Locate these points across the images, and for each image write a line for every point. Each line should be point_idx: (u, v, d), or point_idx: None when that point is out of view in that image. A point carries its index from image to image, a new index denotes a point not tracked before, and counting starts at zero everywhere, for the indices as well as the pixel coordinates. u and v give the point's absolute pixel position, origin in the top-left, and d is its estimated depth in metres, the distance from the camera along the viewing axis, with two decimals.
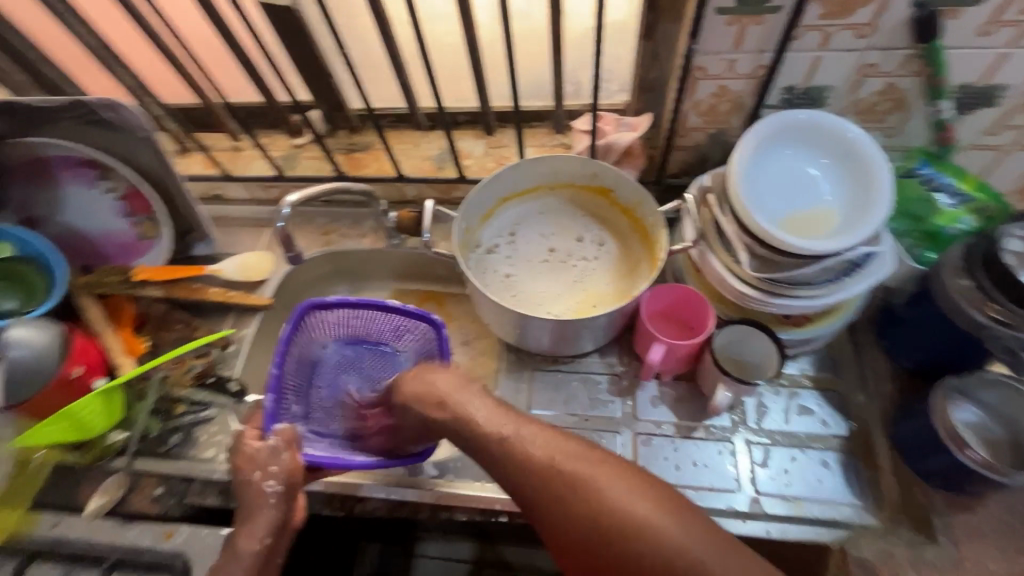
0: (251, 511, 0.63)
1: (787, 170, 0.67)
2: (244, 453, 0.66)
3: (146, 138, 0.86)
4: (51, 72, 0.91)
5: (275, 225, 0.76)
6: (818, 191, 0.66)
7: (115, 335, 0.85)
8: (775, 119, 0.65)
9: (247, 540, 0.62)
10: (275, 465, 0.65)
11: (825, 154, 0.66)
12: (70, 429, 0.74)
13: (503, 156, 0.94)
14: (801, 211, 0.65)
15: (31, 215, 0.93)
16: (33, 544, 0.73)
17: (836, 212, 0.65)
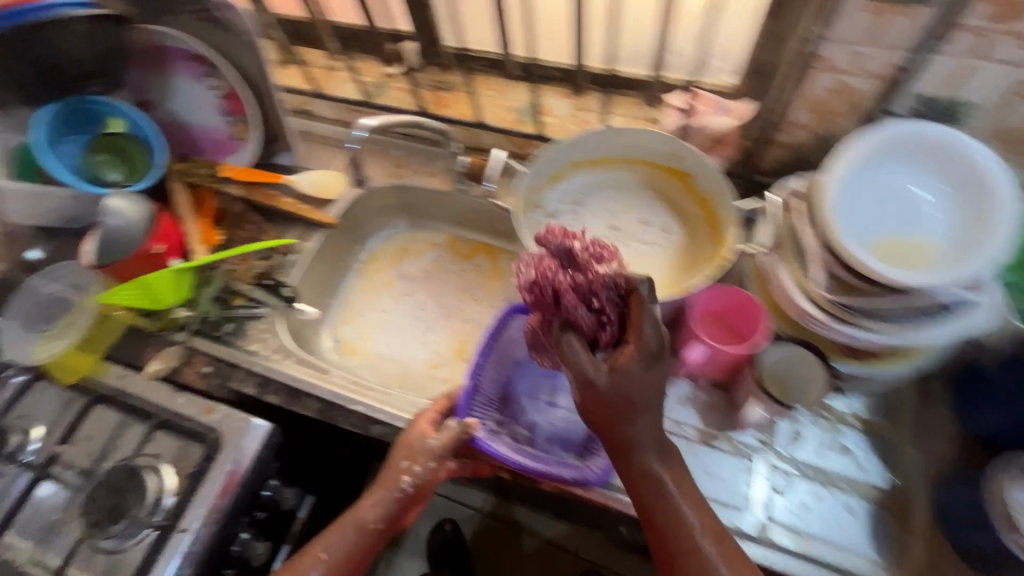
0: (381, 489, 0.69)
1: (896, 189, 0.60)
2: (408, 439, 0.70)
3: (250, 44, 0.89)
4: None
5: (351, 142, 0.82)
6: (924, 217, 0.59)
7: (196, 223, 0.93)
8: (886, 129, 0.59)
9: (367, 512, 0.67)
10: (420, 465, 0.69)
11: (940, 177, 0.60)
12: (143, 296, 0.82)
13: (587, 120, 0.91)
14: (898, 236, 0.59)
15: (144, 98, 1.01)
16: (102, 388, 0.85)
17: (938, 245, 0.58)
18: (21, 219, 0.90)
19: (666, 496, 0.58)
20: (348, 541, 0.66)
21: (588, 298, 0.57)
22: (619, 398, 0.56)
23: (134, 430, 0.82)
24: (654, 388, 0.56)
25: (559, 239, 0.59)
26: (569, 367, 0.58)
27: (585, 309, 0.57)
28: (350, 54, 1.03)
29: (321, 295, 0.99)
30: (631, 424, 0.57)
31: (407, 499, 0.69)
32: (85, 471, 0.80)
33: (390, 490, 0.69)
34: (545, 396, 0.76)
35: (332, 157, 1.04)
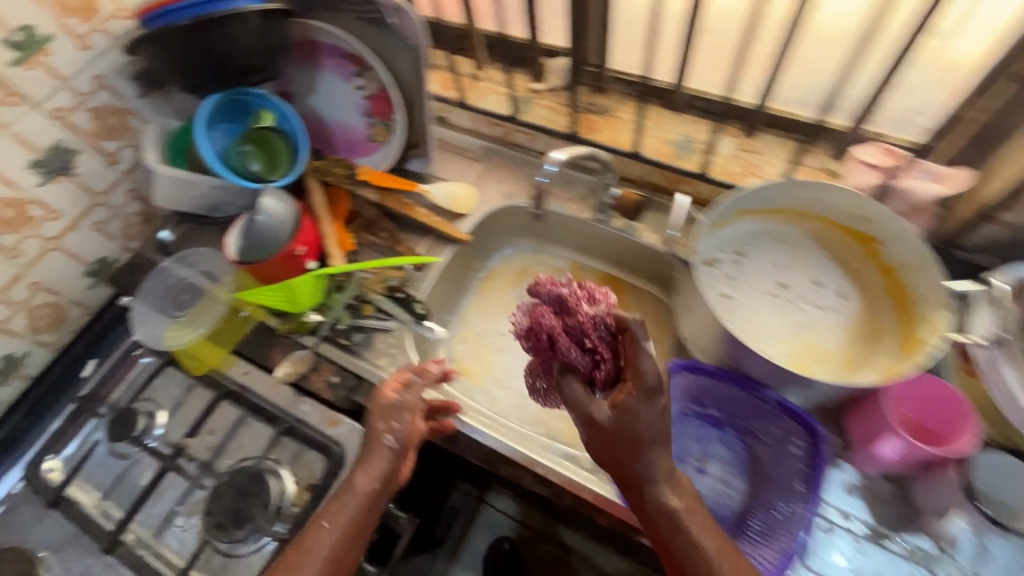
0: (366, 454, 0.67)
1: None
2: (381, 404, 0.69)
3: (412, 49, 0.86)
4: None
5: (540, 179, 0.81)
6: None
7: (331, 225, 0.91)
8: None
9: (361, 479, 0.65)
10: (397, 423, 0.68)
11: None
12: (285, 299, 0.82)
13: (752, 164, 0.85)
14: None
15: (287, 89, 1.01)
16: (228, 383, 0.84)
17: None
18: (167, 203, 0.91)
19: (682, 527, 0.58)
20: (353, 511, 0.63)
21: (581, 339, 0.59)
22: (628, 436, 0.56)
23: (257, 432, 0.81)
24: (656, 422, 0.57)
25: (548, 288, 0.61)
26: (574, 409, 0.60)
27: (580, 351, 0.59)
28: (493, 65, 1.00)
29: (442, 310, 0.96)
30: (645, 457, 0.58)
31: (397, 457, 0.67)
32: (206, 463, 0.80)
33: (378, 455, 0.66)
34: (693, 462, 0.71)
35: (466, 169, 1.01)
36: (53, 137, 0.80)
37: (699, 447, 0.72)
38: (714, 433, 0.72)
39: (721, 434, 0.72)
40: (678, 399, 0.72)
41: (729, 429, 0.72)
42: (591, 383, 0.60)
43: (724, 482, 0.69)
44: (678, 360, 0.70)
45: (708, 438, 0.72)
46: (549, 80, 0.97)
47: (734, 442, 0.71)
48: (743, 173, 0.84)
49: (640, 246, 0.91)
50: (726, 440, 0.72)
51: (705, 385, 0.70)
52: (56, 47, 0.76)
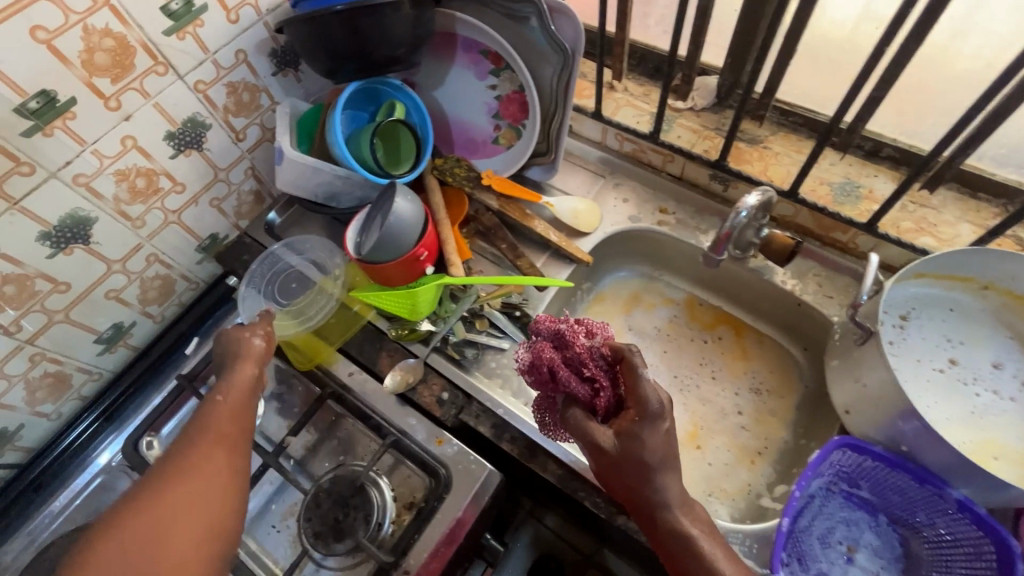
0: (233, 354, 0.65)
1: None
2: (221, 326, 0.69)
3: (565, 55, 0.81)
4: None
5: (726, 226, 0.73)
6: None
7: (450, 230, 0.86)
8: None
9: (244, 370, 0.63)
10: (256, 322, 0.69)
11: None
12: (405, 306, 0.79)
13: (926, 220, 0.76)
14: None
15: (413, 80, 0.96)
16: (332, 383, 0.80)
17: None
18: (285, 187, 0.86)
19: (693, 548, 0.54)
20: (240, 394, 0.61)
21: (580, 369, 0.60)
22: (628, 455, 0.55)
23: (361, 434, 0.79)
24: (664, 445, 0.55)
25: (547, 326, 0.63)
26: (580, 438, 0.58)
27: (580, 380, 0.60)
28: (631, 76, 0.97)
29: None
30: (655, 481, 0.55)
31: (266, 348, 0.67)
32: (301, 461, 0.79)
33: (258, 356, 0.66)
34: (839, 547, 0.64)
35: (589, 185, 0.96)
36: (190, 109, 0.77)
37: (847, 531, 0.65)
38: (863, 517, 0.66)
39: (873, 521, 0.66)
40: (832, 476, 0.65)
41: (880, 516, 0.66)
42: (594, 412, 0.59)
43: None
44: (839, 435, 0.63)
45: (856, 522, 0.66)
46: (694, 99, 0.91)
47: (884, 531, 0.65)
48: (917, 230, 0.75)
49: (779, 291, 0.83)
50: (878, 527, 0.66)
51: (872, 469, 0.63)
52: (208, 18, 0.72)
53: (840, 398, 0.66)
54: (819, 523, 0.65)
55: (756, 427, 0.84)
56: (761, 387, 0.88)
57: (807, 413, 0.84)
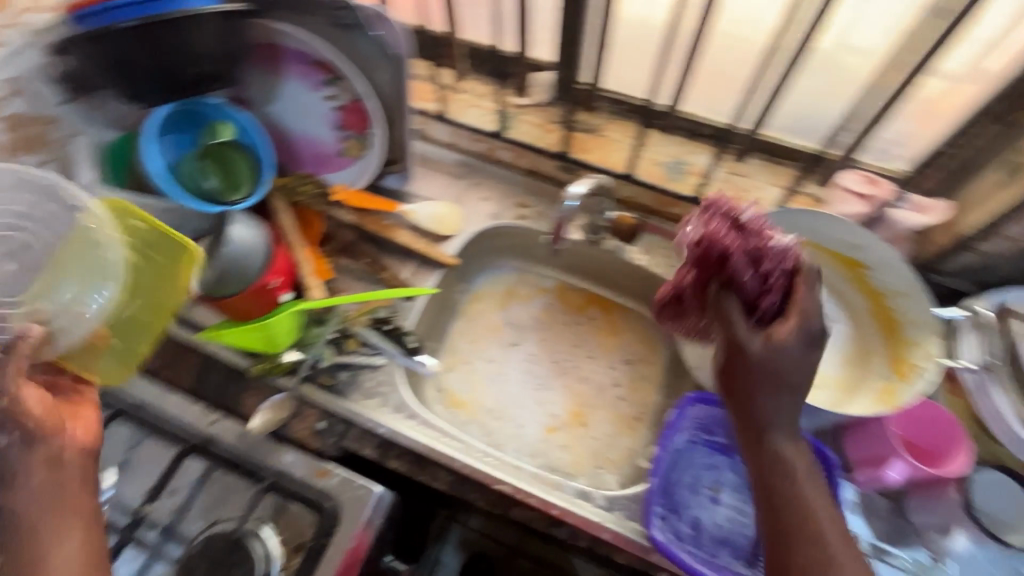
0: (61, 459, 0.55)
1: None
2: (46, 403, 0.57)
3: (395, 59, 0.80)
4: None
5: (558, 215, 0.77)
6: None
7: (306, 252, 0.82)
8: None
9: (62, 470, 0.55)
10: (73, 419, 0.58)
11: None
12: (260, 339, 0.72)
13: (741, 188, 0.86)
14: None
15: (243, 95, 0.90)
16: (191, 436, 0.73)
17: None
18: None
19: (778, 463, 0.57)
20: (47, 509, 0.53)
21: (756, 261, 0.63)
22: (772, 364, 0.57)
23: (233, 484, 0.72)
24: (814, 373, 0.58)
25: (726, 205, 0.66)
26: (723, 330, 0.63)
27: (752, 273, 0.62)
28: (473, 76, 0.97)
29: (427, 336, 0.91)
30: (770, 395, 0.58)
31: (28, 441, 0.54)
32: (168, 529, 0.70)
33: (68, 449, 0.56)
34: (706, 491, 0.71)
35: (448, 188, 0.96)
36: None
37: (711, 475, 0.72)
38: (723, 459, 0.72)
39: (731, 461, 0.72)
40: (690, 430, 0.71)
41: (738, 454, 0.72)
42: (750, 312, 0.63)
43: (738, 510, 0.70)
44: (693, 392, 0.71)
45: (717, 465, 0.72)
46: (534, 96, 0.94)
47: (742, 465, 0.72)
48: (734, 198, 0.85)
49: (633, 266, 0.89)
50: (735, 465, 0.72)
51: (717, 415, 0.70)
52: None
53: None
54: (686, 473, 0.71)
55: (632, 395, 0.90)
56: (633, 358, 0.93)
57: (673, 373, 0.92)
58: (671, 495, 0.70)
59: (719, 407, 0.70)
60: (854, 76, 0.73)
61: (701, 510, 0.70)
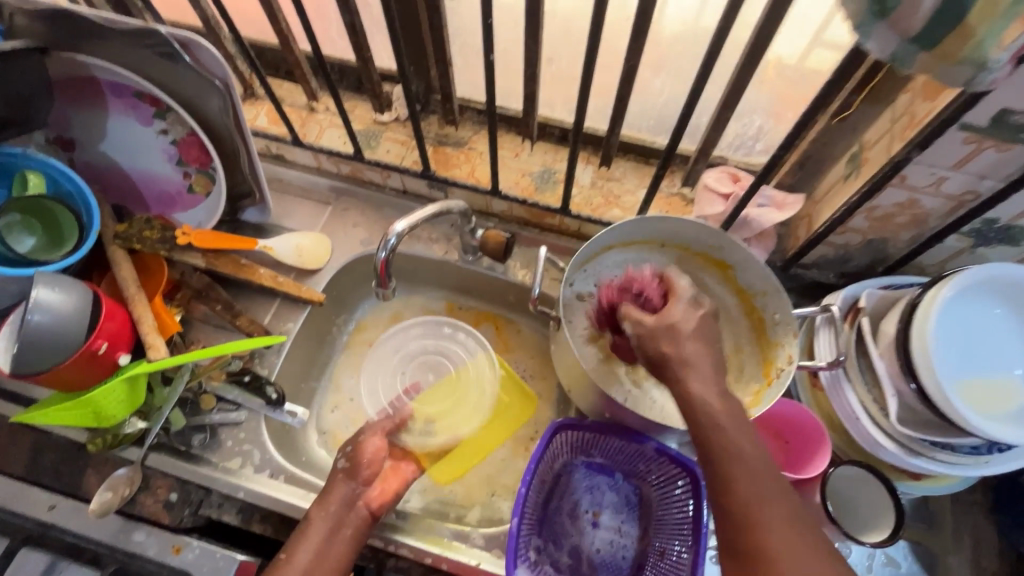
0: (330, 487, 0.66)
1: (992, 326, 0.57)
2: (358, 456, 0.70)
3: (221, 89, 0.72)
4: None
5: (377, 257, 0.61)
6: (1006, 360, 0.57)
7: (148, 306, 0.75)
8: (988, 268, 0.55)
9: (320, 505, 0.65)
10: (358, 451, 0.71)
11: None
12: (89, 415, 0.65)
13: (612, 194, 0.83)
14: (983, 378, 0.56)
15: (68, 136, 0.81)
16: (28, 525, 0.67)
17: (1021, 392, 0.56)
18: None
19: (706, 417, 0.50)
20: (313, 546, 0.62)
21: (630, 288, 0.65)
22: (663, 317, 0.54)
23: None
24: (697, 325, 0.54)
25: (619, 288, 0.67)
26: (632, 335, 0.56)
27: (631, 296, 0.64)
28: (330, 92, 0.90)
29: (303, 379, 0.84)
30: (680, 351, 0.52)
31: (354, 480, 0.68)
32: None
33: (338, 481, 0.67)
34: (586, 515, 0.70)
35: (315, 217, 0.90)
36: None
37: (592, 498, 0.70)
38: (603, 479, 0.71)
39: (611, 480, 0.71)
40: (563, 454, 0.69)
41: (615, 472, 0.71)
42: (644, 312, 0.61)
43: (618, 531, 0.69)
44: (558, 418, 0.67)
45: (597, 486, 0.71)
46: (395, 110, 0.88)
47: (621, 483, 0.71)
48: (605, 205, 0.82)
49: (513, 283, 0.85)
50: (616, 484, 0.71)
51: (588, 437, 0.68)
52: None
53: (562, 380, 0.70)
54: (565, 500, 0.70)
55: None
56: (526, 375, 0.89)
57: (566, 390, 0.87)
58: (549, 524, 0.68)
59: (588, 430, 0.67)
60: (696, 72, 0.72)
61: (582, 535, 0.69)
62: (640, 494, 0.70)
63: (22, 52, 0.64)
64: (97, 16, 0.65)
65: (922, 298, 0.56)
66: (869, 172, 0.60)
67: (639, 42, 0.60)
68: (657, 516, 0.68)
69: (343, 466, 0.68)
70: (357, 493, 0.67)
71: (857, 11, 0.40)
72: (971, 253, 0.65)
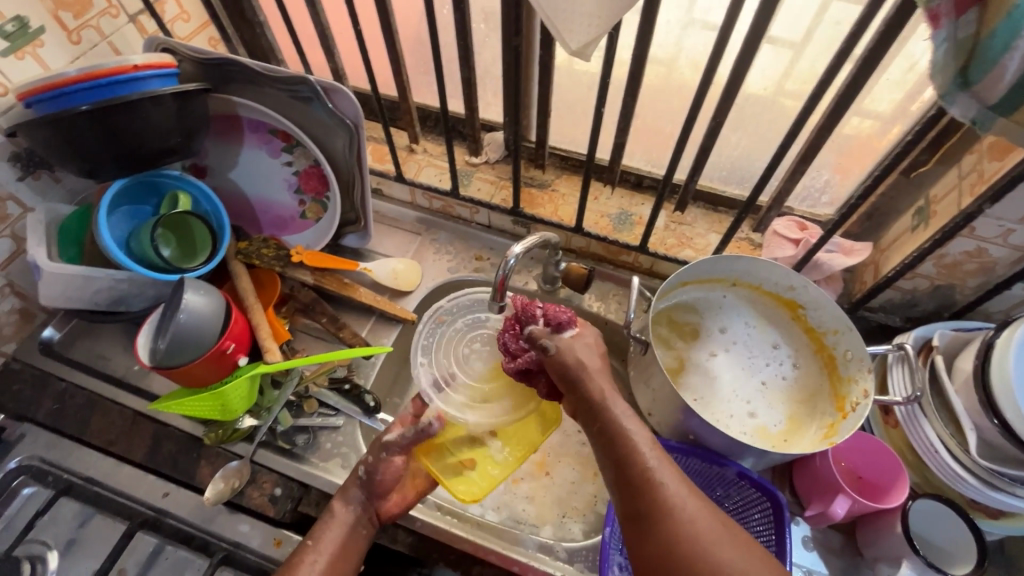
0: (343, 487, 0.69)
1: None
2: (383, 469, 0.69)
3: (350, 129, 0.82)
4: (269, 46, 0.93)
5: (504, 266, 0.70)
6: None
7: (264, 315, 0.83)
8: None
9: (339, 505, 0.67)
10: (372, 457, 0.70)
11: None
12: (215, 408, 0.72)
13: (684, 235, 0.90)
14: None
15: (202, 163, 0.92)
16: (144, 509, 0.73)
17: None
18: (53, 301, 0.76)
19: (649, 479, 0.52)
20: (338, 535, 0.64)
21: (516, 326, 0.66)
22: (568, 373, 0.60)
23: (184, 560, 0.71)
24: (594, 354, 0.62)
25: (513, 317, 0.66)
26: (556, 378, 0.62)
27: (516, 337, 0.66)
28: (429, 137, 1.02)
29: (388, 393, 0.91)
30: (595, 380, 0.59)
31: (372, 491, 0.68)
32: None
33: (353, 485, 0.69)
34: None
35: (407, 245, 0.99)
36: None
37: None
38: None
39: None
40: None
41: None
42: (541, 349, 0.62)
43: None
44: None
45: None
46: (487, 154, 0.98)
47: None
48: (679, 246, 0.89)
49: (587, 314, 0.92)
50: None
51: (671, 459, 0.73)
52: None
53: (643, 402, 0.75)
54: None
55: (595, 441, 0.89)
56: None
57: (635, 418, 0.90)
58: None
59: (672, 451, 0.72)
60: (770, 130, 0.80)
61: None
62: None
63: (196, 91, 0.75)
64: (259, 66, 0.78)
65: (1000, 337, 0.61)
66: (938, 223, 0.66)
67: (728, 103, 0.69)
68: None
69: (363, 476, 0.69)
70: (374, 501, 0.68)
71: (944, 83, 0.48)
72: None
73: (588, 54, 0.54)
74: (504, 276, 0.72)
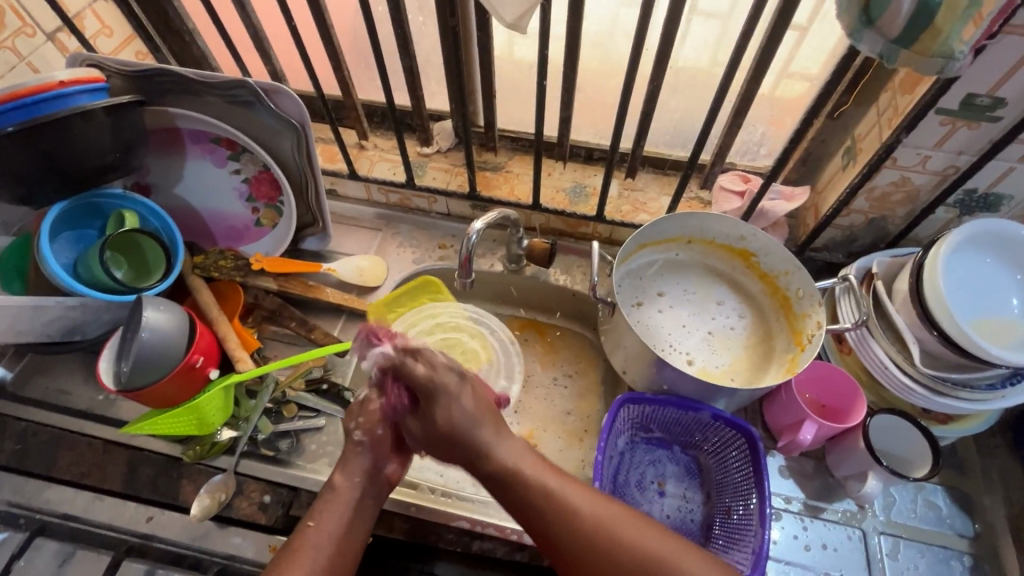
0: (348, 456, 0.64)
1: (988, 274, 0.68)
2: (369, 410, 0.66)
3: (295, 129, 0.81)
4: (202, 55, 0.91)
5: (466, 243, 0.72)
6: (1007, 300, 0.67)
7: (231, 326, 0.81)
8: (973, 225, 0.66)
9: (343, 475, 0.63)
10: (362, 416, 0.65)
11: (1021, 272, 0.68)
12: (191, 423, 0.71)
13: (637, 201, 0.94)
14: (993, 318, 0.66)
15: (145, 181, 0.90)
16: (129, 536, 0.71)
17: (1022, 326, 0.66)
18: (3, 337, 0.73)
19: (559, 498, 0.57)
20: (343, 515, 0.59)
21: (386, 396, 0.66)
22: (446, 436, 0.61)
23: None
24: (470, 401, 0.62)
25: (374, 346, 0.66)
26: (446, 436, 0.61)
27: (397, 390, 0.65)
28: (378, 132, 1.01)
29: None
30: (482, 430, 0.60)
31: (377, 455, 0.64)
32: None
33: (356, 453, 0.64)
34: (653, 485, 0.77)
35: (368, 241, 0.98)
36: None
37: (656, 469, 0.78)
38: (664, 453, 0.79)
39: (670, 453, 0.79)
40: (627, 428, 0.77)
41: (673, 444, 0.80)
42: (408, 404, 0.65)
43: (684, 498, 0.76)
44: (621, 394, 0.74)
45: (659, 459, 0.79)
46: (438, 143, 0.98)
47: (680, 455, 0.79)
48: (634, 211, 0.92)
49: (553, 287, 0.94)
50: (675, 456, 0.79)
51: (649, 411, 0.76)
52: None
53: (617, 362, 0.77)
54: (634, 474, 0.77)
55: (578, 408, 0.91)
56: (572, 372, 0.95)
57: (612, 382, 0.93)
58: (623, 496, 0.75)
59: (649, 404, 0.75)
60: (704, 91, 0.84)
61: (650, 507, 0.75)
62: (698, 462, 0.78)
63: (130, 103, 0.73)
64: (193, 72, 0.76)
65: (928, 257, 0.66)
66: (865, 159, 0.71)
67: (661, 71, 0.72)
68: (716, 480, 0.76)
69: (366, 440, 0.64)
70: (380, 469, 0.64)
71: (850, 22, 0.52)
72: (959, 220, 0.76)
73: (522, 26, 0.56)
74: (468, 254, 0.74)
